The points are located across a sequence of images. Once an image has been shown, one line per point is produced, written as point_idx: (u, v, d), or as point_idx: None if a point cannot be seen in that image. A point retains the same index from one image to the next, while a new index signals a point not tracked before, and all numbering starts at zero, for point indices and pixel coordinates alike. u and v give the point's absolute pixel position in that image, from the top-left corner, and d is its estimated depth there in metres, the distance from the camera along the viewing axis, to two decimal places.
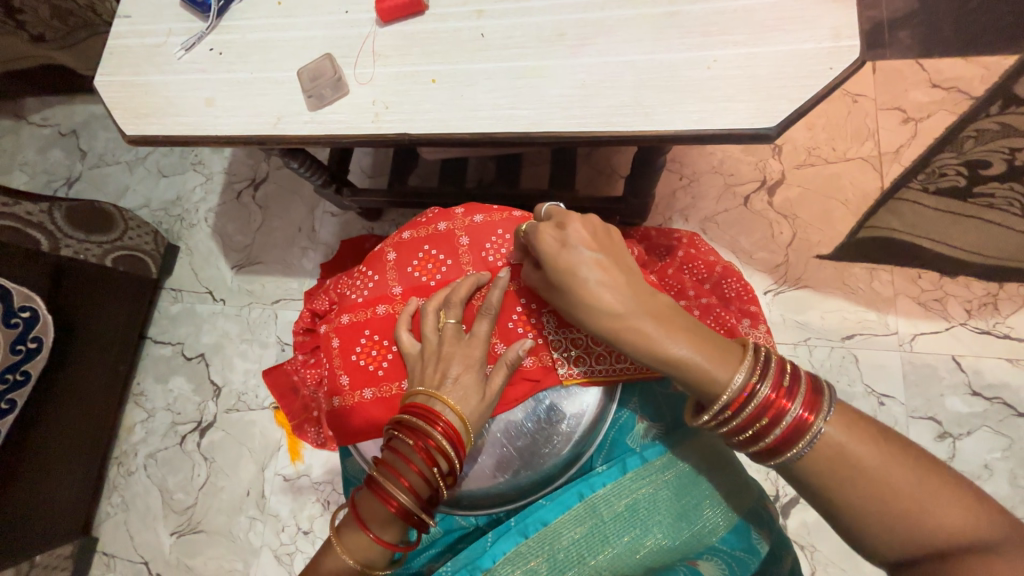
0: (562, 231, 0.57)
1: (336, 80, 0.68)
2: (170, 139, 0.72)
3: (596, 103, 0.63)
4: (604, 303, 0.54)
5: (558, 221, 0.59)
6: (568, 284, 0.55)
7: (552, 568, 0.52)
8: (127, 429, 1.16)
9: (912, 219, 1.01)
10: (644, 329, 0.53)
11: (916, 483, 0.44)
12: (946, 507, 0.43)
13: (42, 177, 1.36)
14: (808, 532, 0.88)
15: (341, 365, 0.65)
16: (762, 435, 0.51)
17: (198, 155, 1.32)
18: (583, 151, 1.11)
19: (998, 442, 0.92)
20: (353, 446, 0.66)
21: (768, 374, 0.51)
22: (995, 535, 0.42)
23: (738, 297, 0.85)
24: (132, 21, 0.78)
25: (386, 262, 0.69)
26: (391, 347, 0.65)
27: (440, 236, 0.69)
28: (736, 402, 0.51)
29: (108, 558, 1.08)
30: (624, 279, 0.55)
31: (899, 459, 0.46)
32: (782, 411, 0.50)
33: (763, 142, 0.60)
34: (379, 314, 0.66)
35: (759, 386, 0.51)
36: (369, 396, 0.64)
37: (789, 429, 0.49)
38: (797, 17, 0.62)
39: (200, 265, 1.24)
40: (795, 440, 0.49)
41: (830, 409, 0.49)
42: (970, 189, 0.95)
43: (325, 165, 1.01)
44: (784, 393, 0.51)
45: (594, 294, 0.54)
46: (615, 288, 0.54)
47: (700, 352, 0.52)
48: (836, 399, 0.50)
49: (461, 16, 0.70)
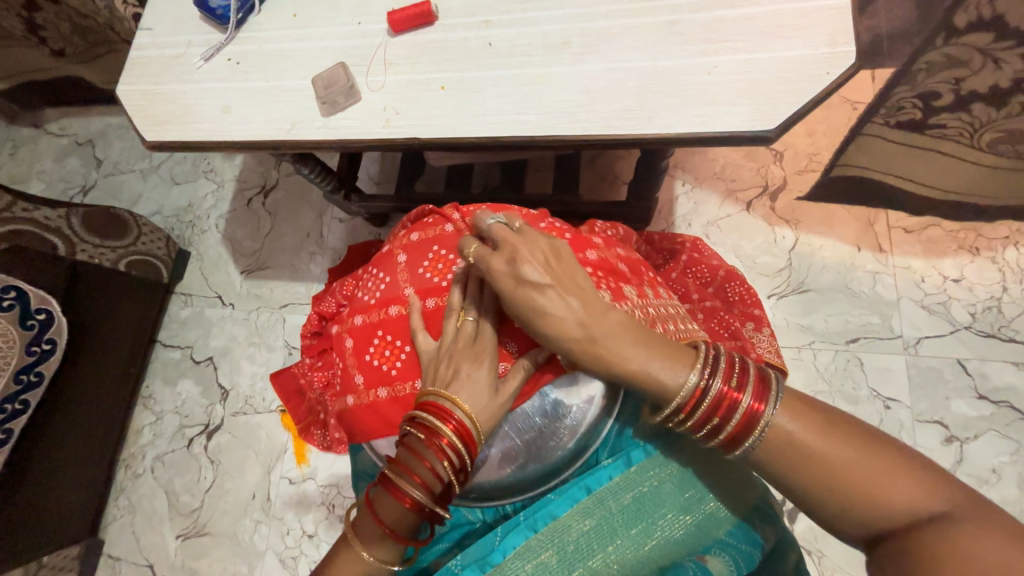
0: (515, 264, 0.56)
1: (349, 87, 0.71)
2: (188, 144, 0.75)
3: (600, 107, 0.65)
4: (562, 319, 0.54)
5: (506, 246, 0.57)
6: (524, 306, 0.55)
7: (561, 561, 0.52)
8: (135, 432, 1.17)
9: (878, 157, 1.03)
10: (599, 343, 0.53)
11: (869, 469, 0.46)
12: (898, 488, 0.45)
13: (59, 185, 1.40)
14: (815, 537, 0.88)
15: (357, 364, 0.67)
16: (720, 430, 0.52)
17: (210, 163, 1.35)
18: (587, 157, 1.14)
19: (1005, 446, 0.91)
20: (367, 444, 0.66)
21: (717, 371, 0.53)
22: (939, 509, 0.44)
23: (741, 300, 0.90)
24: (154, 33, 0.81)
25: (397, 264, 0.71)
26: (405, 347, 0.65)
27: (448, 237, 0.71)
28: (690, 402, 0.52)
29: (113, 561, 1.08)
30: (578, 295, 0.55)
31: (853, 447, 0.47)
32: (734, 405, 0.51)
33: (762, 144, 0.62)
34: (392, 315, 0.67)
35: (712, 382, 0.52)
36: (384, 395, 0.64)
37: (742, 421, 0.50)
38: (795, 24, 0.64)
39: (210, 269, 1.27)
40: (747, 433, 0.51)
41: (778, 399, 0.51)
42: (925, 122, 0.96)
43: (334, 171, 1.03)
44: (735, 387, 0.52)
45: (550, 312, 0.54)
46: (570, 306, 0.54)
47: (648, 363, 0.53)
48: (782, 390, 0.51)
49: (469, 26, 0.72)
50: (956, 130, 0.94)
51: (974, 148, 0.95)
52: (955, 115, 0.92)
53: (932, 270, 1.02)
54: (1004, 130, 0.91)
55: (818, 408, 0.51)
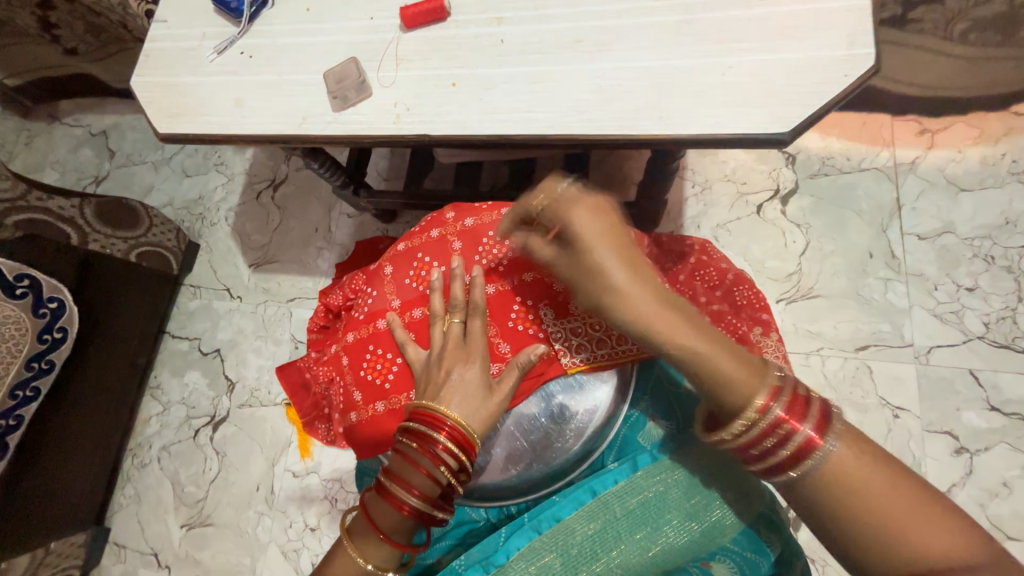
0: (598, 218, 0.58)
1: (360, 83, 0.71)
2: (201, 137, 0.75)
3: (613, 107, 0.65)
4: (638, 282, 0.55)
5: (591, 213, 0.58)
6: (594, 271, 0.56)
7: (565, 564, 0.52)
8: (142, 422, 1.18)
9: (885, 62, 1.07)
10: (672, 318, 0.53)
11: (909, 503, 0.44)
12: (935, 525, 0.43)
13: (72, 175, 1.42)
14: (819, 545, 0.86)
15: (353, 381, 0.66)
16: (774, 452, 0.50)
17: (221, 156, 1.36)
18: (598, 157, 1.13)
19: (1016, 459, 0.89)
20: (382, 458, 0.67)
21: (784, 394, 0.51)
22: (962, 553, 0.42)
23: (750, 304, 0.92)
24: (168, 26, 0.82)
25: (384, 277, 0.71)
26: (396, 359, 0.65)
27: (432, 243, 0.71)
28: (755, 415, 0.50)
29: (118, 548, 1.10)
30: (643, 266, 0.57)
31: (891, 479, 0.45)
32: (794, 430, 0.49)
33: (776, 146, 0.61)
34: (380, 328, 0.67)
35: (773, 405, 0.50)
36: (382, 409, 0.64)
37: (798, 448, 0.49)
38: (813, 25, 0.63)
39: (219, 262, 1.28)
40: (804, 460, 0.48)
41: (839, 427, 0.49)
42: (905, 17, 1.01)
43: (343, 166, 1.03)
44: (797, 412, 0.50)
45: (624, 279, 0.55)
46: (643, 274, 0.56)
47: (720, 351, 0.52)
48: (844, 423, 0.50)
49: (481, 23, 0.72)
50: (931, 23, 1.00)
51: (948, 40, 1.01)
52: (931, 8, 0.98)
53: (945, 277, 1.01)
54: (969, 20, 0.98)
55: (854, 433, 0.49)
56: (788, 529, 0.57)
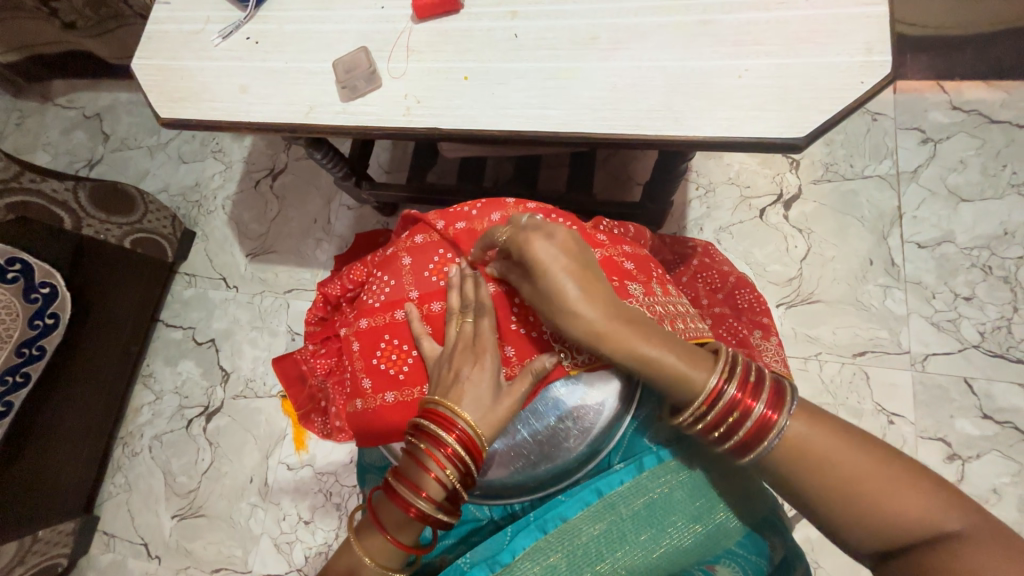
0: (547, 241, 0.55)
1: (370, 73, 0.70)
2: (203, 123, 0.73)
3: (626, 106, 0.64)
4: (593, 305, 0.53)
5: (540, 232, 0.56)
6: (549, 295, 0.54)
7: (570, 564, 0.52)
8: (134, 410, 1.17)
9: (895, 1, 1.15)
10: (629, 338, 0.53)
11: (887, 488, 0.46)
12: (912, 507, 0.45)
13: (64, 158, 1.39)
14: (812, 547, 0.88)
15: (364, 369, 0.66)
16: (733, 432, 0.52)
17: (219, 143, 1.34)
18: (603, 156, 1.12)
19: (1007, 468, 0.91)
20: (386, 449, 0.66)
21: (734, 375, 0.53)
22: (948, 528, 0.44)
23: (750, 308, 0.91)
24: (171, 8, 0.80)
25: (402, 266, 0.69)
26: (411, 351, 0.64)
27: (456, 236, 0.69)
28: (709, 400, 0.52)
29: (108, 537, 1.09)
30: (597, 283, 0.55)
31: (875, 463, 0.47)
32: (748, 411, 0.51)
33: (791, 152, 0.61)
34: (397, 318, 0.66)
35: (727, 387, 0.52)
36: (391, 399, 0.63)
37: (756, 426, 0.51)
38: (831, 29, 0.63)
39: (215, 251, 1.25)
40: (764, 435, 0.51)
41: (794, 404, 0.51)
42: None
43: (346, 158, 1.02)
44: (751, 392, 0.52)
45: (579, 304, 0.53)
46: (597, 295, 0.54)
47: (676, 356, 0.53)
48: (797, 398, 0.52)
49: (496, 16, 0.71)
50: None
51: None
52: None
53: (943, 285, 1.02)
54: None
55: (832, 421, 0.51)
56: (791, 533, 0.58)
